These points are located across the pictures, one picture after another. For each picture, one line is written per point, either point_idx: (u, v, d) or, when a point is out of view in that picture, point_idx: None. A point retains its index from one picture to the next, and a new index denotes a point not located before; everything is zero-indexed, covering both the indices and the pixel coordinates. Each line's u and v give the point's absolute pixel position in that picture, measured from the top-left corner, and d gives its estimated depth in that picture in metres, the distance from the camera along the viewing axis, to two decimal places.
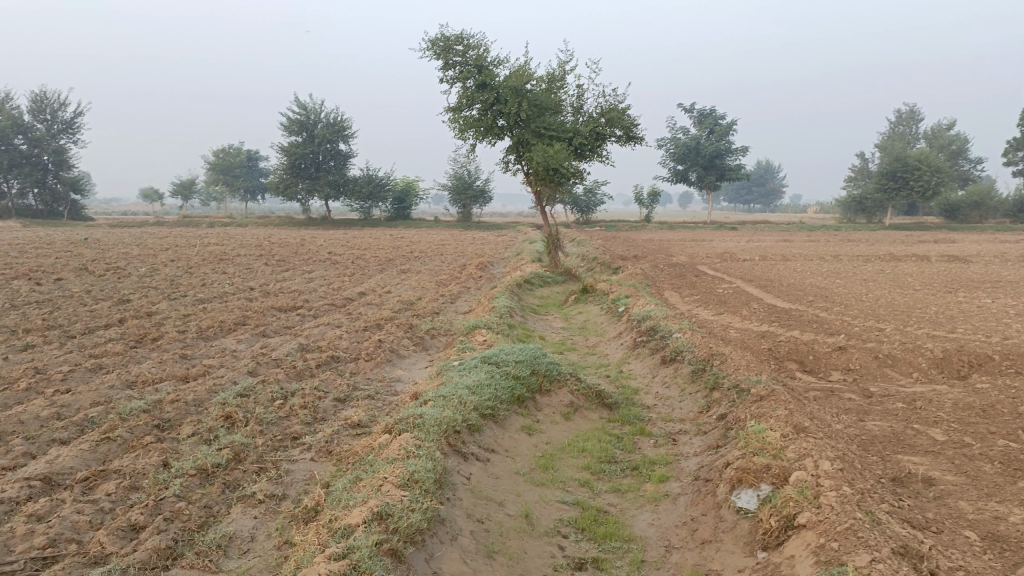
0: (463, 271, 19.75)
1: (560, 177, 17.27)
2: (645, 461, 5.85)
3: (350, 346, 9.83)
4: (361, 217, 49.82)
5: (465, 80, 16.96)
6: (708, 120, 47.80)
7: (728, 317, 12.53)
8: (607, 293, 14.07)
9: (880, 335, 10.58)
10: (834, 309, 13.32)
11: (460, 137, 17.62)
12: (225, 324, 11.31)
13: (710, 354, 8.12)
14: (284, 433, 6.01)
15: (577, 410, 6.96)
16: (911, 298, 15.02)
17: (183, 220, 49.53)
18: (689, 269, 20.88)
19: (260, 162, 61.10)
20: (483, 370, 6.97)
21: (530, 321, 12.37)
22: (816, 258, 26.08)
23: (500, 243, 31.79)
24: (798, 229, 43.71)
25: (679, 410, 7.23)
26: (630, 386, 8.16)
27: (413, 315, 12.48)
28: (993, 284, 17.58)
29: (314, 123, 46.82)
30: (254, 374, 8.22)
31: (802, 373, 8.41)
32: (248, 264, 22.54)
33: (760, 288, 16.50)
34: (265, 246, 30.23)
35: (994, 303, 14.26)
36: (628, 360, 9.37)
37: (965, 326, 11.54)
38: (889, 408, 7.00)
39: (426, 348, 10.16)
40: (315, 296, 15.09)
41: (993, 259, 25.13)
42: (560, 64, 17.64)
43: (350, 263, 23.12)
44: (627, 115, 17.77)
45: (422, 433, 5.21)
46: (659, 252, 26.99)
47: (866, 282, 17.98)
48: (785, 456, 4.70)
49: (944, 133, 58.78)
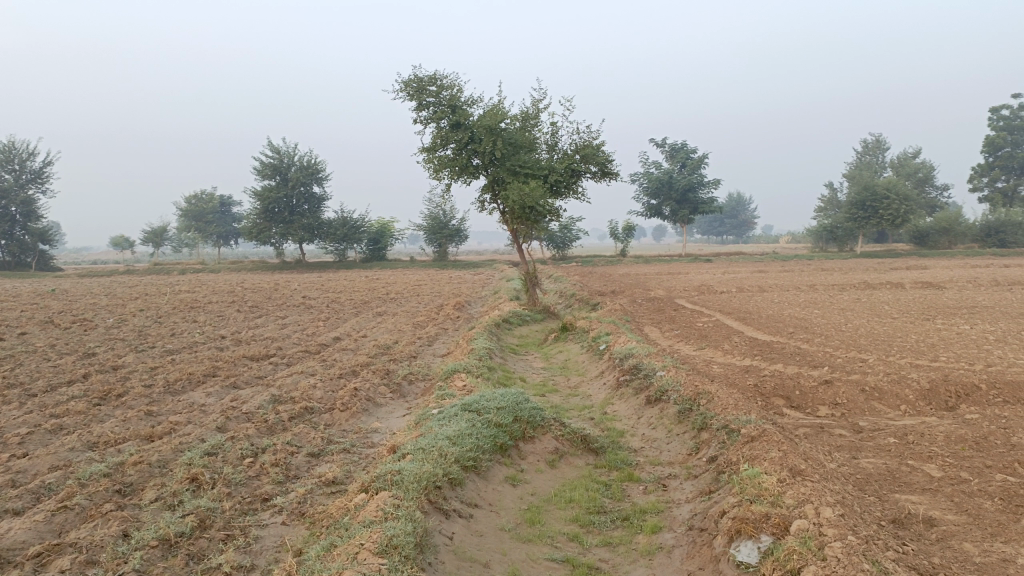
0: (439, 313, 19.49)
1: (537, 214, 17.17)
2: (635, 511, 5.59)
3: (325, 396, 9.49)
4: (336, 259, 49.45)
5: (439, 120, 16.88)
6: (680, 154, 48.36)
7: (710, 352, 12.36)
8: (587, 330, 13.88)
9: (865, 367, 10.46)
10: (816, 341, 13.21)
11: (435, 176, 17.50)
12: (194, 376, 10.92)
13: (696, 392, 7.91)
14: (253, 495, 5.68)
15: (562, 457, 6.70)
16: (891, 327, 14.98)
17: (155, 267, 48.82)
18: (668, 303, 20.78)
19: (233, 207, 60.66)
20: (463, 418, 6.69)
21: (510, 363, 12.12)
22: (793, 288, 26.14)
23: (476, 282, 31.61)
24: (772, 260, 44.02)
25: (667, 452, 6.99)
26: (615, 429, 7.92)
27: (390, 360, 12.17)
28: (970, 310, 17.64)
29: (287, 167, 46.62)
30: (223, 430, 7.87)
31: (790, 409, 8.22)
32: (220, 311, 22.09)
33: (740, 321, 16.40)
34: (238, 292, 29.75)
35: (973, 330, 14.25)
36: (612, 401, 9.14)
37: (948, 354, 11.47)
38: (881, 443, 6.81)
39: (404, 395, 9.85)
40: (288, 343, 14.73)
41: (967, 285, 25.33)
42: (533, 101, 17.67)
43: (325, 307, 22.76)
44: (601, 151, 17.79)
45: (400, 491, 4.92)
46: (636, 286, 26.94)
47: (844, 312, 17.96)
48: (783, 504, 4.48)
49: (909, 162, 59.90)
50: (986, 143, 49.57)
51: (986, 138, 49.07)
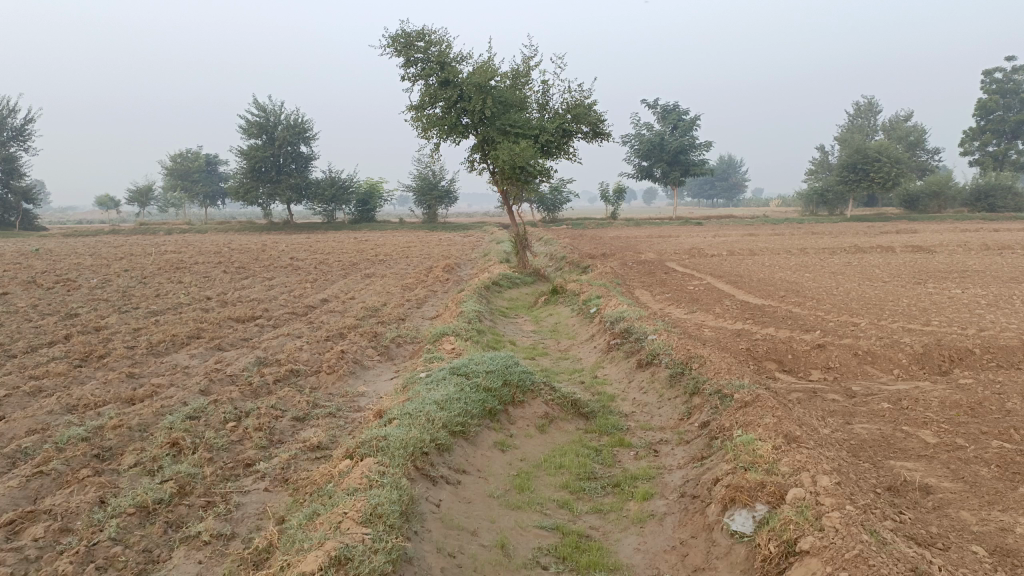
0: (429, 275, 19.30)
1: (527, 175, 16.90)
2: (627, 477, 5.49)
3: (311, 359, 9.33)
4: (325, 220, 48.98)
5: (427, 78, 16.49)
6: (671, 116, 47.87)
7: (701, 315, 12.25)
8: (578, 293, 13.73)
9: (857, 331, 10.37)
10: (808, 304, 13.12)
11: (423, 136, 17.15)
12: (177, 338, 10.72)
13: (689, 356, 7.78)
14: (236, 460, 5.53)
15: (552, 421, 6.58)
16: (882, 291, 14.90)
17: (141, 227, 48.25)
18: (659, 266, 20.64)
19: (219, 166, 59.81)
20: (451, 382, 6.54)
21: (500, 326, 11.98)
22: (783, 251, 26.04)
23: (466, 244, 31.35)
24: (762, 223, 43.92)
25: (659, 418, 6.89)
26: (606, 393, 7.81)
27: (378, 322, 12.00)
28: (961, 274, 17.59)
29: (274, 126, 45.85)
30: (206, 393, 7.71)
31: (782, 373, 8.12)
32: (206, 272, 21.79)
33: (731, 284, 16.28)
34: (225, 253, 29.42)
35: (964, 294, 14.19)
36: (602, 365, 9.02)
37: (940, 319, 11.39)
38: (875, 408, 6.73)
39: (392, 358, 9.70)
40: (275, 304, 14.52)
41: (957, 249, 25.32)
42: (524, 59, 17.29)
43: (313, 268, 22.51)
44: (593, 111, 17.47)
45: (386, 457, 4.79)
46: (627, 249, 26.78)
47: (835, 275, 17.87)
48: (779, 471, 4.37)
49: (902, 125, 59.60)
50: (979, 106, 49.28)
51: (979, 101, 48.76)
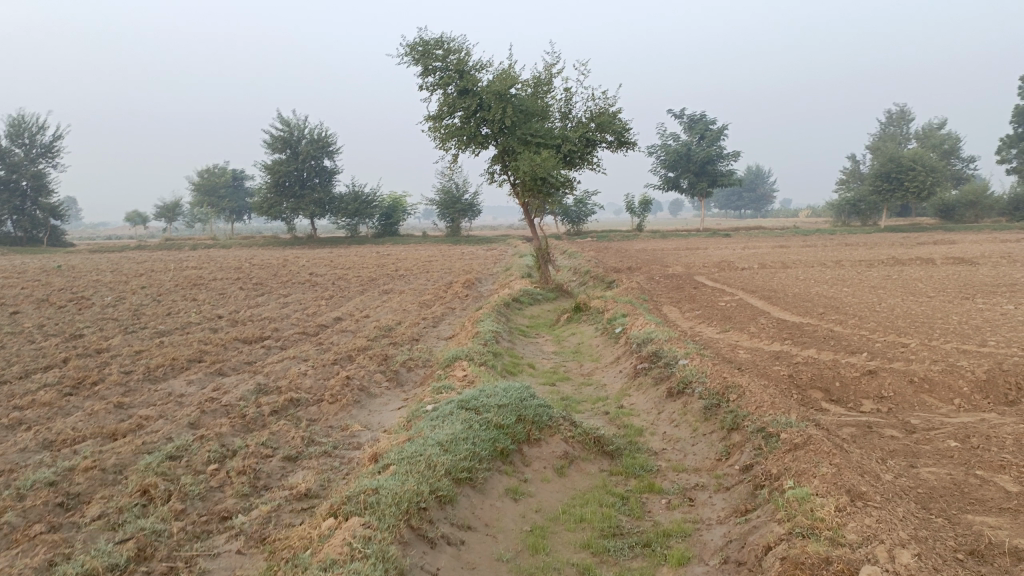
0: (448, 291, 18.66)
1: (549, 186, 16.24)
2: (657, 534, 4.74)
3: (314, 385, 8.67)
4: (348, 234, 48.69)
5: (445, 87, 15.90)
6: (698, 125, 47.00)
7: (735, 335, 11.43)
8: (602, 311, 12.97)
9: (908, 353, 9.49)
10: (850, 322, 12.26)
11: (441, 147, 16.55)
12: (177, 362, 10.13)
13: (725, 386, 6.99)
14: (211, 514, 4.87)
15: (572, 462, 5.84)
16: (928, 307, 13.94)
17: (166, 243, 48.36)
18: (687, 281, 19.80)
19: (245, 182, 59.99)
20: (459, 419, 5.83)
21: (519, 347, 11.25)
22: (817, 264, 25.03)
23: (488, 258, 30.68)
24: (793, 235, 42.77)
25: (693, 458, 6.12)
26: (634, 426, 7.05)
27: (390, 343, 11.33)
28: (1011, 288, 16.53)
29: (297, 140, 45.73)
30: (196, 426, 7.07)
31: (829, 404, 7.33)
32: (223, 289, 21.33)
33: (764, 300, 15.42)
34: (245, 268, 29.04)
35: (1019, 310, 13.18)
36: (629, 393, 8.25)
37: (997, 338, 10.45)
38: (941, 447, 5.90)
39: (402, 384, 9.01)
40: (286, 323, 13.94)
41: (1001, 261, 24.13)
42: (546, 66, 16.64)
43: (331, 284, 21.97)
44: (618, 120, 16.78)
45: (374, 517, 4.09)
46: (654, 262, 25.94)
47: (875, 290, 16.92)
48: (845, 542, 3.61)
49: (934, 133, 58.17)
50: (1016, 113, 47.79)
51: (1017, 108, 47.29)
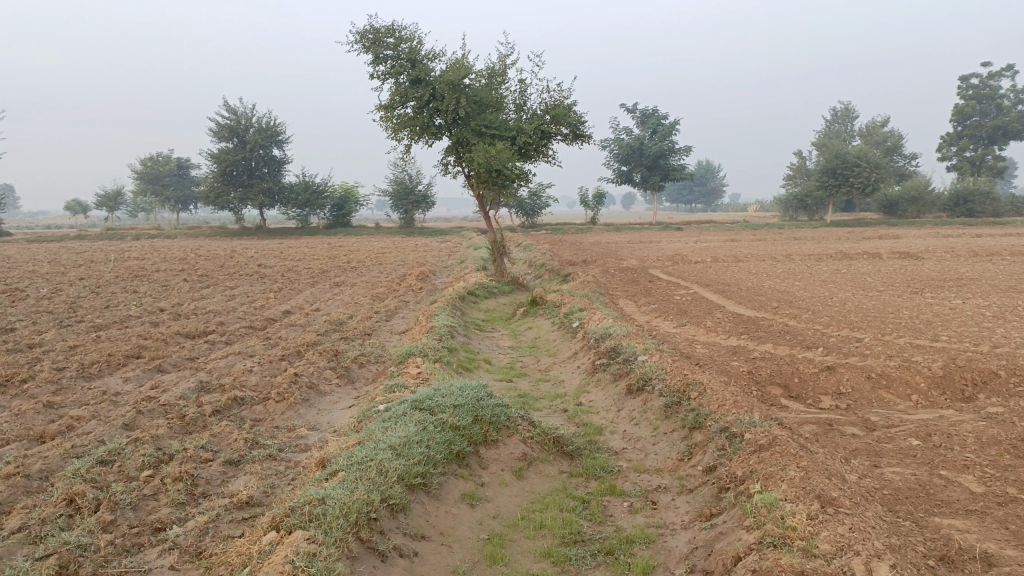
0: (401, 283, 18.28)
1: (504, 178, 15.98)
2: (620, 539, 4.55)
3: (259, 382, 8.26)
4: (298, 225, 47.66)
5: (397, 76, 15.49)
6: (651, 120, 47.20)
7: (692, 330, 11.35)
8: (559, 305, 12.77)
9: (863, 348, 9.50)
10: (804, 317, 12.31)
11: (394, 137, 16.15)
12: (113, 358, 9.60)
13: (685, 383, 6.84)
14: (143, 525, 4.52)
15: (530, 463, 5.61)
16: (878, 301, 14.09)
17: (108, 232, 46.74)
18: (642, 274, 19.74)
19: (191, 170, 58.29)
20: (413, 419, 5.55)
21: (474, 341, 11.00)
22: (769, 258, 25.28)
23: (442, 251, 30.32)
24: (743, 229, 43.25)
25: (654, 458, 5.95)
26: (593, 425, 6.86)
27: (341, 338, 10.94)
28: (956, 282, 16.83)
29: (245, 129, 44.52)
30: (131, 428, 6.65)
31: (788, 400, 7.25)
32: (166, 280, 20.59)
33: (719, 294, 15.43)
34: (190, 259, 28.15)
35: (966, 304, 13.38)
36: (587, 389, 8.06)
37: (948, 333, 10.57)
38: (902, 446, 5.84)
39: (353, 381, 8.67)
40: (232, 316, 13.42)
41: (945, 255, 24.69)
42: (500, 57, 16.34)
43: (280, 276, 21.37)
44: (573, 112, 16.60)
45: (321, 531, 3.80)
46: (608, 255, 25.92)
47: (826, 284, 17.10)
48: (818, 553, 3.46)
49: (879, 130, 59.47)
50: (955, 111, 49.03)
51: (957, 107, 48.56)
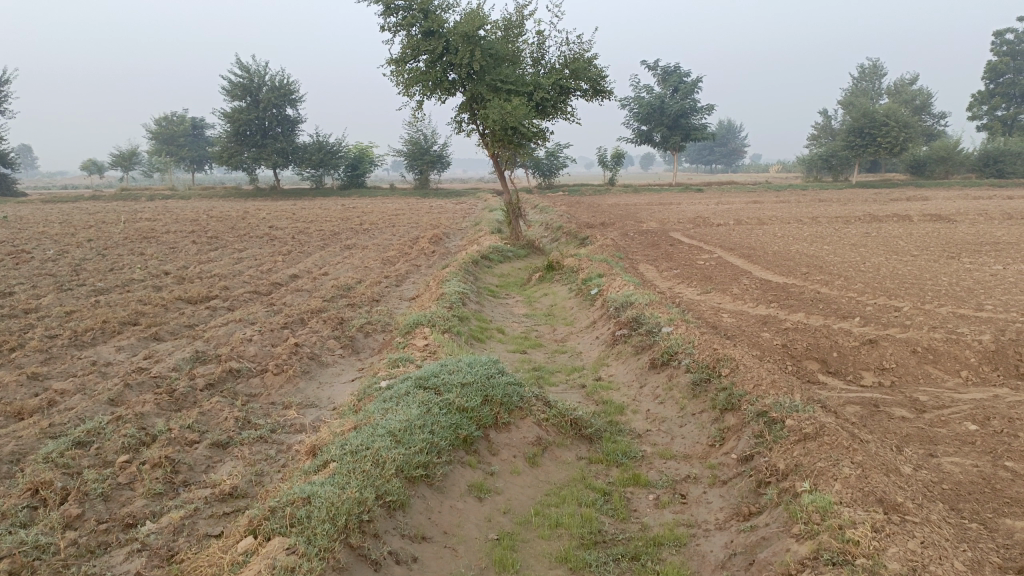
0: (414, 246, 17.70)
1: (520, 136, 15.29)
2: (646, 540, 4.03)
3: (258, 352, 7.77)
4: (313, 185, 47.02)
5: (409, 28, 14.73)
6: (672, 77, 45.89)
7: (717, 297, 10.73)
8: (577, 271, 12.17)
9: (903, 319, 8.87)
10: (836, 283, 11.65)
11: (405, 93, 15.45)
12: (108, 325, 9.15)
13: (715, 358, 6.26)
14: (113, 521, 4.05)
15: (546, 448, 5.07)
16: (913, 267, 13.34)
17: (123, 193, 46.43)
18: (662, 237, 19.05)
19: (205, 131, 57.74)
20: (415, 401, 5.01)
21: (487, 309, 10.45)
22: (794, 220, 24.40)
23: (456, 213, 29.62)
24: (765, 190, 42.09)
25: (682, 443, 5.43)
26: (614, 403, 6.32)
27: (348, 305, 10.43)
28: (994, 247, 16.01)
29: (258, 87, 43.75)
30: (116, 403, 6.19)
31: (826, 377, 6.67)
32: (175, 242, 20.15)
33: (744, 259, 14.74)
34: (202, 220, 27.68)
35: (1008, 270, 12.63)
36: (607, 362, 7.51)
37: (993, 302, 9.87)
38: (958, 431, 5.23)
39: (357, 352, 8.16)
40: (237, 281, 12.95)
41: (978, 218, 23.73)
42: (517, 7, 15.54)
43: (290, 238, 20.87)
44: (593, 66, 15.81)
45: (303, 541, 3.30)
46: (627, 218, 25.14)
47: (856, 248, 16.34)
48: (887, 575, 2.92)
49: (907, 88, 57.63)
50: (988, 69, 47.28)
51: (991, 65, 46.82)
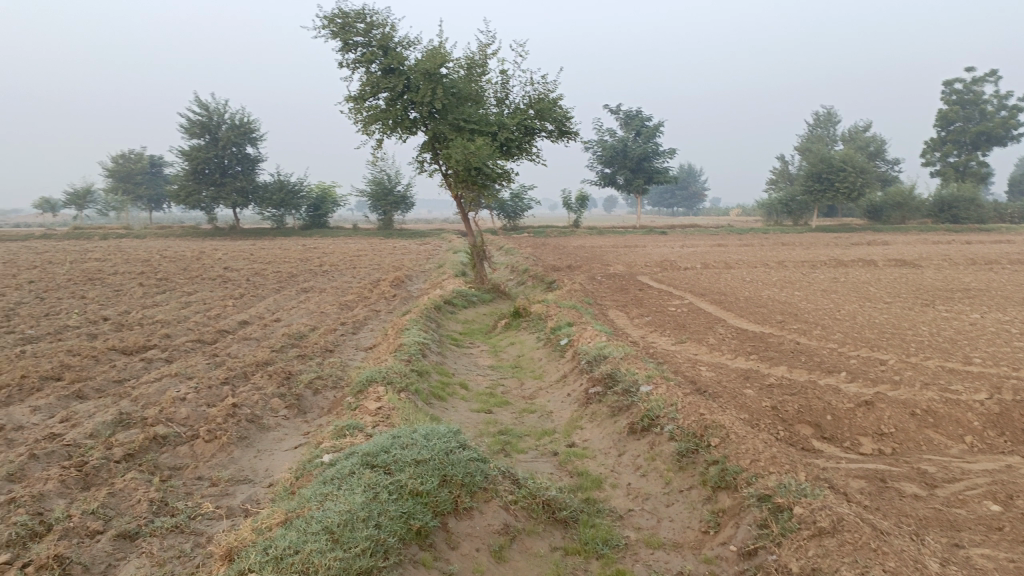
0: (373, 290, 16.94)
1: (484, 177, 14.73)
2: None
3: (191, 414, 6.91)
4: (273, 225, 45.96)
5: (368, 64, 14.18)
6: (635, 122, 46.13)
7: (692, 348, 10.14)
8: (544, 318, 11.53)
9: (891, 373, 8.36)
10: (812, 333, 11.17)
11: (365, 131, 14.83)
12: (26, 381, 8.19)
13: (702, 425, 5.60)
14: None
15: (514, 538, 4.32)
16: (889, 315, 12.95)
17: (75, 231, 44.93)
18: (630, 281, 18.57)
19: (163, 168, 56.49)
20: (360, 483, 4.26)
21: (449, 360, 9.72)
22: (760, 264, 24.14)
23: (420, 255, 28.90)
24: (727, 234, 42.13)
25: (670, 527, 4.74)
26: (591, 475, 5.62)
27: (297, 356, 9.61)
28: (965, 293, 15.76)
29: (217, 125, 42.89)
30: (14, 478, 5.29)
31: (823, 445, 6.07)
32: (121, 285, 19.06)
33: (716, 305, 14.26)
34: (153, 261, 26.58)
35: (985, 319, 12.30)
36: (580, 425, 6.81)
37: (980, 354, 9.44)
38: (981, 514, 4.64)
39: (304, 412, 7.34)
40: (180, 328, 12.02)
41: (941, 263, 23.70)
42: (480, 46, 15.12)
43: (244, 280, 19.96)
44: (558, 107, 15.41)
45: None
46: (593, 261, 24.67)
47: (827, 294, 15.98)
48: None
49: (862, 135, 58.82)
50: (939, 118, 48.39)
51: (943, 113, 47.90)
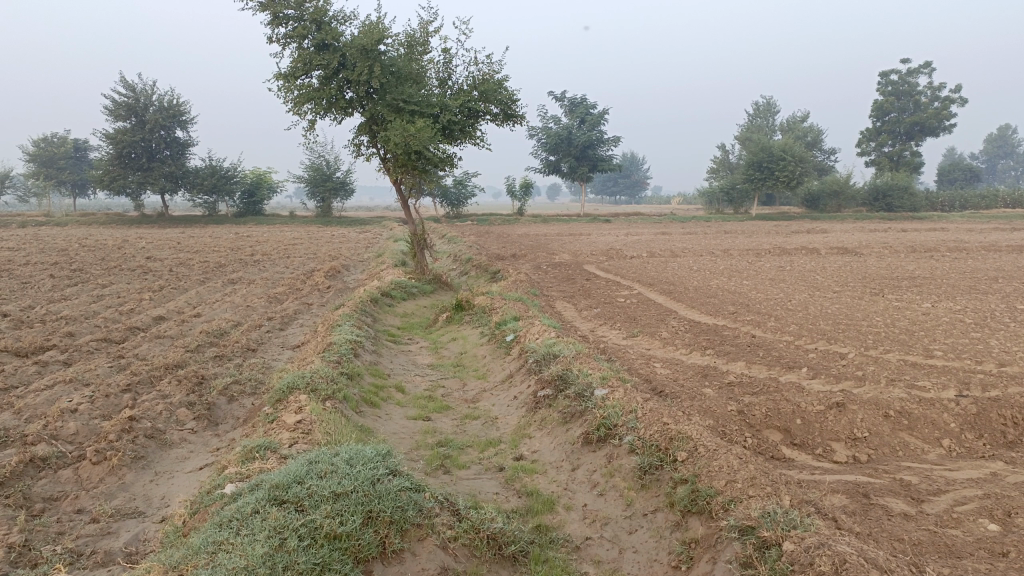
0: (307, 282, 15.94)
1: (425, 162, 13.91)
2: None
3: (81, 429, 5.98)
4: (206, 212, 43.99)
5: (300, 39, 13.16)
6: (579, 109, 45.64)
7: (644, 343, 9.55)
8: (488, 311, 10.83)
9: (854, 368, 7.92)
10: (767, 325, 10.73)
11: (296, 111, 13.81)
12: None
13: (667, 436, 4.97)
14: None
15: None
16: (841, 305, 12.63)
17: None
18: (577, 271, 17.98)
19: (89, 153, 53.63)
20: (264, 529, 3.47)
21: (384, 360, 8.92)
22: (705, 253, 23.86)
23: (359, 243, 27.82)
24: (671, 222, 42.05)
25: (635, 561, 4.09)
26: (541, 495, 4.94)
27: (216, 357, 8.68)
28: (912, 282, 15.62)
29: (144, 107, 40.73)
30: None
31: (793, 453, 5.53)
32: (30, 276, 17.57)
33: (665, 295, 13.79)
34: (70, 250, 24.83)
35: (937, 308, 12.07)
36: (528, 434, 6.13)
37: (939, 346, 9.10)
38: (979, 535, 4.13)
39: (215, 424, 6.47)
40: (87, 326, 10.88)
41: (881, 251, 23.82)
42: (422, 23, 14.25)
43: (167, 271, 18.68)
44: (504, 88, 14.68)
45: None
46: (538, 249, 24.05)
47: (776, 284, 15.66)
48: None
49: (800, 125, 59.62)
50: (875, 108, 49.16)
51: (878, 104, 48.67)
